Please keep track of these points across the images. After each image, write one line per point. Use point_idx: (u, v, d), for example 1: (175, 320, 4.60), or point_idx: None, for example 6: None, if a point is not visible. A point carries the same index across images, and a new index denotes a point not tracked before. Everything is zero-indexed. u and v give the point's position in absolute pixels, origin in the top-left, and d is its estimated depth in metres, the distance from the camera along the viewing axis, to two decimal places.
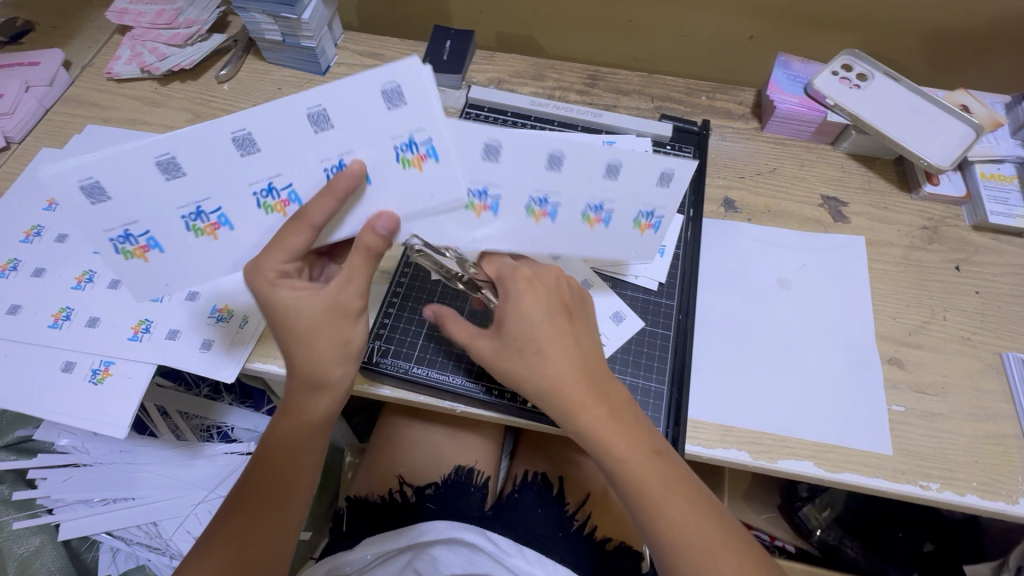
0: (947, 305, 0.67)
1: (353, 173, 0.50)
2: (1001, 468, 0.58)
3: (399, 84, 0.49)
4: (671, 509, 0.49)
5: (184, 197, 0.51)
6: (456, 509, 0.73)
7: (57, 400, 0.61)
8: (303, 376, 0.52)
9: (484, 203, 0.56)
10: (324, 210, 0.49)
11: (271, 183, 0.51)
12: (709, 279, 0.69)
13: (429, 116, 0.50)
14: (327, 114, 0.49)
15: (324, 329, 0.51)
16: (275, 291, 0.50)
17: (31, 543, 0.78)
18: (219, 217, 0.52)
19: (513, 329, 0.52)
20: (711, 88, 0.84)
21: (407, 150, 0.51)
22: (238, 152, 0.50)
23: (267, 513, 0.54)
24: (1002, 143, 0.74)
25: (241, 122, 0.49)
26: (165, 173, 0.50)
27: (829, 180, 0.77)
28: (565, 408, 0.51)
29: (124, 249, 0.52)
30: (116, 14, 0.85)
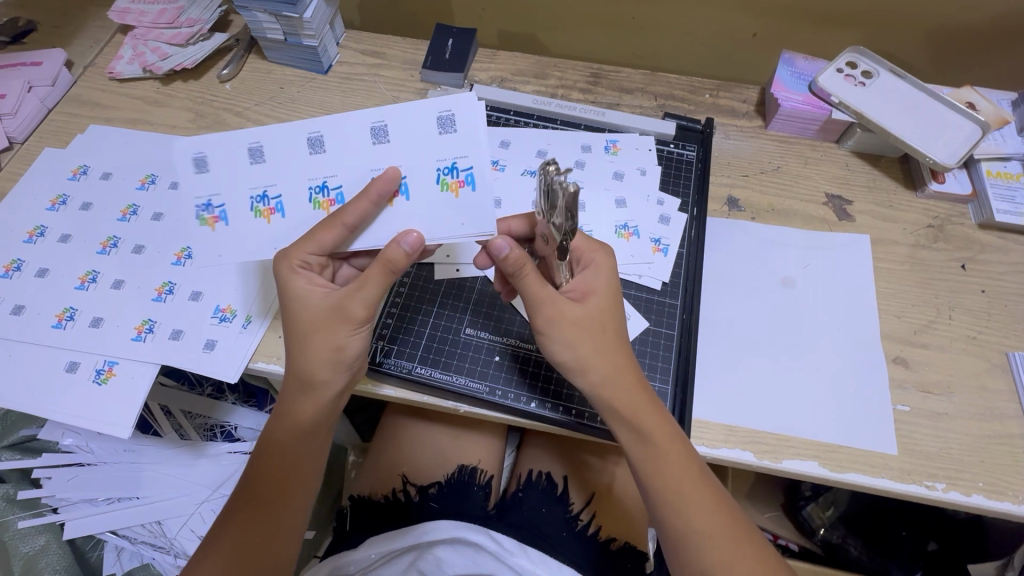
0: (953, 304, 0.67)
1: (387, 176, 0.50)
2: (1007, 468, 0.58)
3: (453, 115, 0.51)
4: (701, 503, 0.51)
5: (258, 180, 0.53)
6: (459, 509, 0.72)
7: (61, 400, 0.61)
8: (297, 371, 0.54)
9: (458, 180, 0.51)
10: (359, 212, 0.50)
11: (326, 182, 0.53)
12: (714, 278, 0.69)
13: (474, 145, 0.51)
14: (387, 130, 0.51)
15: (321, 327, 0.52)
16: (293, 278, 0.52)
17: (36, 543, 0.79)
18: (277, 203, 0.53)
19: (596, 305, 0.54)
20: (714, 86, 0.84)
21: (448, 173, 0.51)
22: (307, 151, 0.53)
23: (272, 508, 0.55)
24: (1008, 141, 0.73)
25: (319, 124, 0.52)
26: (251, 159, 0.53)
27: (834, 178, 0.76)
28: (621, 392, 0.52)
29: (201, 217, 0.54)
30: (118, 14, 0.85)
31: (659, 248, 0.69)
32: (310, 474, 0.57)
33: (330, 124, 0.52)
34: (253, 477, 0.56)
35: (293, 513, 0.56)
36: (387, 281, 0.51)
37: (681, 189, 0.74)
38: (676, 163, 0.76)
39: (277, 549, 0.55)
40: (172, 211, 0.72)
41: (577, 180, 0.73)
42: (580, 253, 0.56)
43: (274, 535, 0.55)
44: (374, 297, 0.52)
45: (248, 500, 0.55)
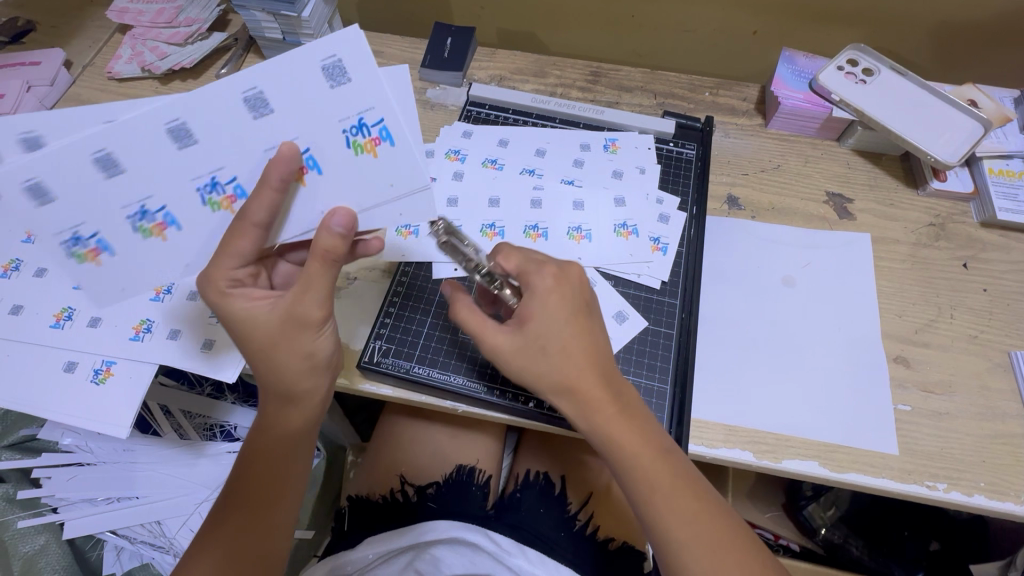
0: (955, 303, 0.67)
1: (284, 158, 0.46)
2: (1010, 468, 0.57)
3: (339, 59, 0.46)
4: (679, 508, 0.49)
5: (127, 195, 0.47)
6: (457, 509, 0.71)
7: (59, 400, 0.61)
8: (274, 388, 0.53)
9: (370, 138, 0.48)
10: (264, 206, 0.46)
11: (215, 178, 0.48)
12: (712, 277, 0.69)
13: (380, 96, 0.47)
14: (264, 97, 0.46)
15: (283, 340, 0.50)
16: (229, 302, 0.50)
17: (36, 542, 0.78)
18: (166, 217, 0.49)
19: (537, 326, 0.51)
20: (714, 84, 0.84)
21: (357, 134, 0.48)
22: (174, 145, 0.46)
23: (259, 514, 0.55)
24: (1010, 138, 0.73)
25: (174, 111, 0.45)
26: (103, 171, 0.46)
27: (835, 176, 0.76)
28: (580, 403, 0.51)
29: (76, 252, 0.49)
30: (116, 14, 0.84)
31: (658, 246, 0.69)
32: (296, 477, 0.57)
33: (189, 105, 0.45)
34: (236, 483, 0.56)
35: (281, 515, 0.57)
36: (331, 272, 0.48)
37: (680, 187, 0.74)
38: (675, 161, 0.76)
39: (265, 552, 0.55)
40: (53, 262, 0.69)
41: (576, 179, 0.73)
42: (522, 269, 0.54)
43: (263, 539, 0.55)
44: (323, 296, 0.49)
45: (233, 505, 0.55)
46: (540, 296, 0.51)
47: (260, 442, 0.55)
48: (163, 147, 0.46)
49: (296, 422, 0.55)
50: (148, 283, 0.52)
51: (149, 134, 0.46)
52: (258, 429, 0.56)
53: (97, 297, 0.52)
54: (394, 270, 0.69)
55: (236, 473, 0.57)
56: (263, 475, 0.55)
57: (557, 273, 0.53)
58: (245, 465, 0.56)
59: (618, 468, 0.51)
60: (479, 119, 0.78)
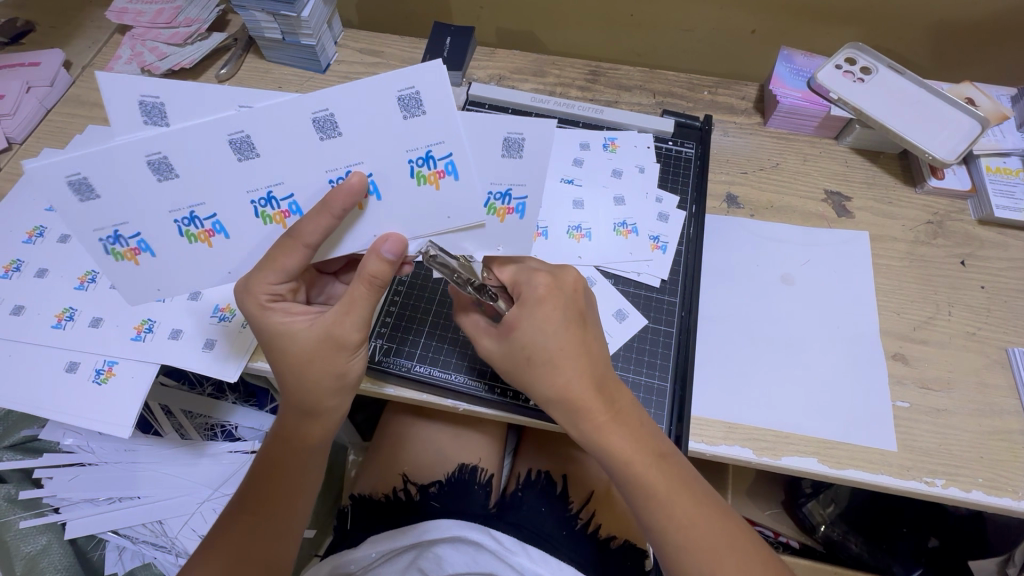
0: (952, 300, 0.67)
1: (352, 189, 0.45)
2: (1007, 464, 0.58)
3: (417, 93, 0.43)
4: (677, 513, 0.50)
5: (179, 200, 0.46)
6: (459, 509, 0.71)
7: (61, 400, 0.61)
8: (296, 403, 0.54)
9: (436, 171, 0.47)
10: (319, 228, 0.45)
11: (271, 193, 0.47)
12: (712, 275, 0.69)
13: (535, 177, 0.49)
14: (335, 121, 0.44)
15: (317, 357, 0.51)
16: (268, 315, 0.51)
17: (38, 542, 0.79)
18: (214, 225, 0.48)
19: (527, 338, 0.51)
20: (713, 83, 0.84)
21: (423, 165, 0.46)
22: (234, 156, 0.44)
23: (267, 519, 0.56)
24: (1008, 136, 0.73)
25: (240, 124, 0.43)
26: (158, 175, 0.44)
27: (833, 174, 0.76)
28: (571, 415, 0.51)
29: (115, 250, 0.48)
30: (116, 14, 0.85)
31: (658, 245, 0.69)
32: (309, 485, 0.58)
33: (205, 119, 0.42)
34: (250, 487, 0.56)
35: (292, 522, 0.57)
36: (373, 296, 0.49)
37: (679, 185, 0.74)
38: (675, 159, 0.76)
39: (274, 554, 0.56)
40: (59, 264, 0.69)
41: (575, 178, 0.73)
42: (515, 279, 0.55)
43: (274, 540, 0.56)
44: (363, 319, 0.50)
45: (245, 509, 0.56)
46: (533, 304, 0.52)
47: (277, 449, 0.56)
48: (223, 155, 0.44)
49: (314, 434, 0.55)
50: (183, 286, 0.52)
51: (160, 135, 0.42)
52: (275, 437, 0.56)
53: (132, 292, 0.52)
54: None
55: (249, 479, 0.57)
56: (276, 480, 0.56)
57: (551, 280, 0.53)
58: (257, 471, 0.57)
59: (615, 474, 0.52)
60: None
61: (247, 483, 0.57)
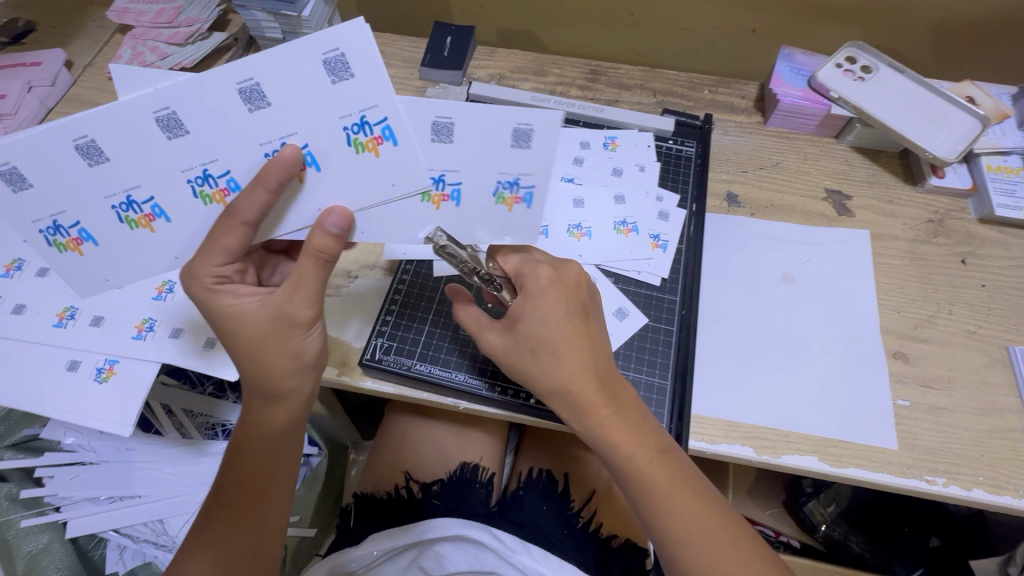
0: (953, 299, 0.67)
1: (284, 162, 0.45)
2: (1008, 463, 0.58)
3: (344, 55, 0.42)
4: (678, 508, 0.49)
5: (112, 186, 0.46)
6: (461, 506, 0.71)
7: (65, 399, 0.61)
8: (258, 389, 0.53)
9: (374, 137, 0.46)
10: (255, 205, 0.45)
11: (207, 171, 0.46)
12: (712, 273, 0.69)
13: (543, 166, 0.50)
14: (262, 90, 0.43)
15: (270, 337, 0.50)
16: (214, 298, 0.50)
17: (39, 541, 0.78)
18: (153, 209, 0.48)
19: (532, 329, 0.52)
20: (713, 82, 0.84)
21: (358, 132, 0.46)
22: (244, 107, 0.44)
23: (247, 512, 0.56)
24: (1008, 135, 0.73)
25: (165, 101, 0.43)
26: (168, 133, 0.44)
27: (833, 173, 0.76)
28: (574, 407, 0.51)
29: (56, 241, 0.49)
30: (117, 14, 0.85)
31: (659, 244, 0.69)
32: (284, 472, 0.57)
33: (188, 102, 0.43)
34: (226, 479, 0.56)
35: (272, 511, 0.57)
36: (322, 272, 0.49)
37: (679, 183, 0.74)
38: (675, 158, 0.76)
39: (257, 546, 0.56)
40: None
41: (576, 176, 0.73)
42: (520, 270, 0.55)
43: (256, 533, 0.56)
44: (312, 297, 0.50)
45: (225, 501, 0.56)
46: (537, 296, 0.53)
47: (246, 438, 0.55)
48: (235, 108, 0.44)
49: (279, 420, 0.55)
50: (126, 276, 0.53)
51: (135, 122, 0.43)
52: (244, 425, 0.56)
53: (81, 282, 0.53)
54: (395, 269, 0.69)
55: (225, 470, 0.57)
56: (253, 471, 0.56)
57: (553, 272, 0.54)
58: (232, 462, 0.56)
59: (616, 468, 0.52)
60: None
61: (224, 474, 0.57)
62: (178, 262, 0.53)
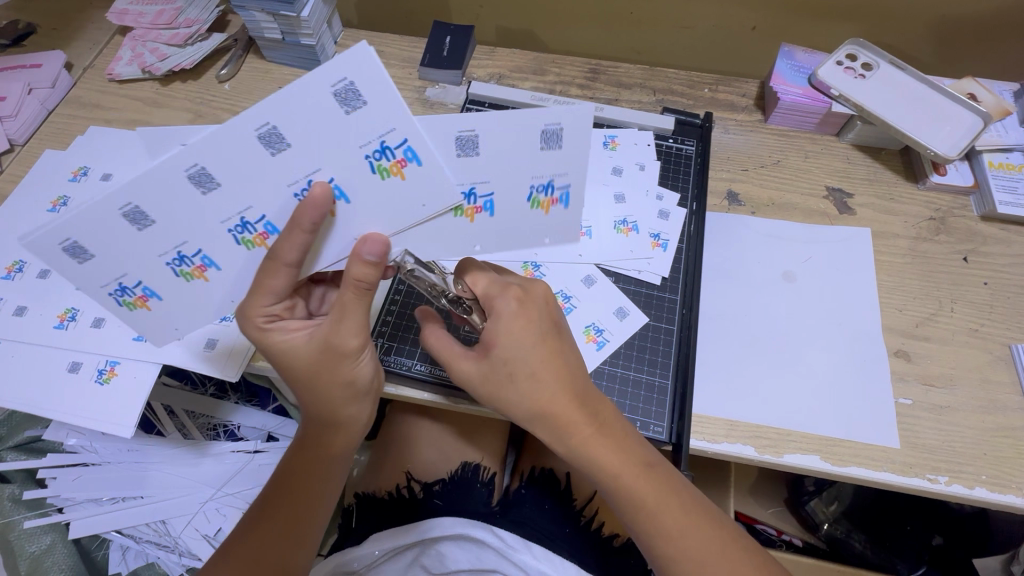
0: (955, 297, 0.67)
1: (316, 201, 0.44)
2: (1010, 461, 0.58)
3: (354, 84, 0.41)
4: (666, 523, 0.50)
5: (163, 245, 0.45)
6: (462, 506, 0.70)
7: (63, 400, 0.61)
8: (317, 414, 0.54)
9: (398, 160, 0.45)
10: (295, 247, 0.45)
11: (245, 219, 0.46)
12: (713, 273, 0.69)
13: (575, 164, 0.49)
14: (279, 132, 0.42)
15: (323, 368, 0.51)
16: (268, 336, 0.50)
17: (42, 541, 0.80)
18: (203, 259, 0.47)
19: (506, 352, 0.51)
20: (714, 80, 0.84)
21: (381, 158, 0.45)
22: (267, 152, 0.43)
23: (293, 524, 0.56)
24: (1010, 132, 0.73)
25: (194, 158, 0.41)
26: (200, 188, 0.43)
27: (834, 171, 0.76)
28: (554, 429, 0.51)
29: (124, 301, 0.49)
30: (116, 15, 0.85)
31: (659, 243, 0.69)
32: (329, 491, 0.58)
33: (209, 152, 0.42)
34: (274, 492, 0.57)
35: (316, 526, 0.58)
36: (365, 300, 0.48)
37: (680, 182, 0.74)
38: (675, 157, 0.76)
39: (299, 562, 0.56)
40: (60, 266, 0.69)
41: None
42: (487, 292, 0.55)
43: (297, 546, 0.56)
44: (358, 325, 0.50)
45: (265, 516, 0.56)
46: (505, 320, 0.52)
47: (302, 456, 0.56)
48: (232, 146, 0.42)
49: (339, 441, 0.56)
50: (193, 321, 0.53)
51: (166, 182, 0.42)
52: (299, 445, 0.57)
53: (151, 334, 0.53)
54: None
55: (272, 487, 0.58)
56: (303, 487, 0.56)
57: (522, 294, 0.54)
58: (284, 480, 0.57)
59: (604, 487, 0.51)
60: None
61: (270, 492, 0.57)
62: (234, 302, 0.53)
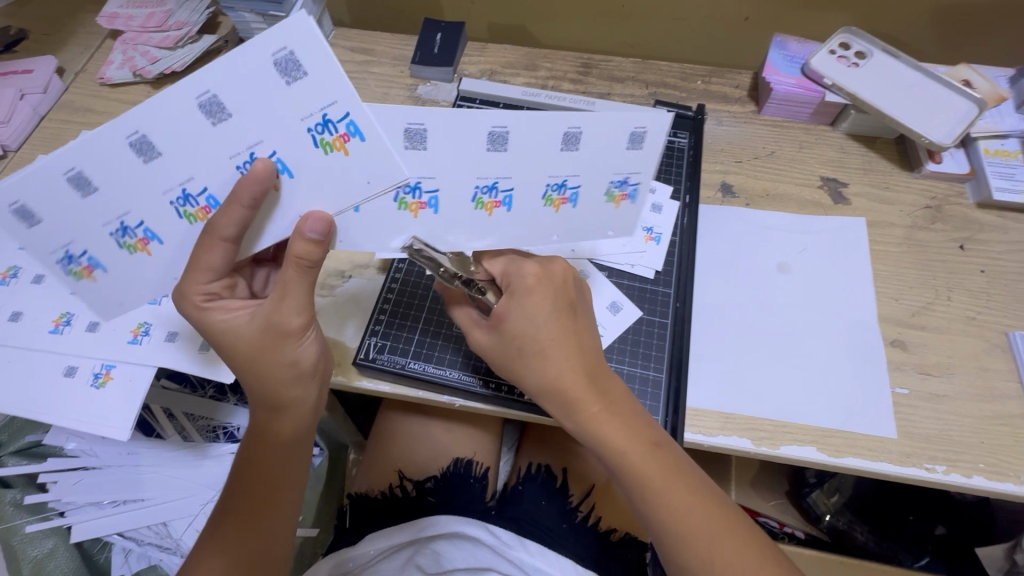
0: (952, 285, 0.66)
1: (257, 176, 0.44)
2: (1009, 449, 0.57)
3: (291, 52, 0.42)
4: (673, 502, 0.49)
5: (168, 179, 0.45)
6: (457, 503, 0.72)
7: (60, 404, 0.61)
8: (261, 399, 0.54)
9: (340, 135, 0.45)
10: (232, 221, 0.45)
11: (186, 190, 0.46)
12: (708, 265, 0.69)
13: (588, 165, 0.50)
14: (219, 100, 0.43)
15: (264, 348, 0.51)
16: (208, 316, 0.50)
17: (44, 546, 0.79)
18: (146, 232, 0.48)
19: (518, 327, 0.52)
20: (706, 72, 0.83)
21: (323, 131, 0.45)
22: (208, 122, 0.43)
23: (256, 516, 0.56)
24: (1006, 118, 0.72)
25: (203, 83, 0.42)
26: (141, 155, 0.44)
27: (829, 161, 0.75)
28: (563, 404, 0.51)
29: (72, 270, 0.49)
30: (107, 19, 0.85)
31: (652, 237, 0.69)
32: (290, 482, 0.58)
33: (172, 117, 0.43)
34: (235, 488, 0.57)
35: (282, 517, 0.57)
36: (306, 278, 0.48)
37: (674, 176, 0.74)
38: (667, 150, 0.76)
39: (271, 556, 0.57)
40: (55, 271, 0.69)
41: None
42: (505, 271, 0.56)
43: (267, 537, 0.56)
44: (299, 303, 0.50)
45: (233, 509, 0.56)
46: (522, 296, 0.53)
47: (254, 447, 0.56)
48: (194, 122, 0.43)
49: (286, 429, 0.55)
50: (140, 299, 0.53)
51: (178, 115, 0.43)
52: (252, 437, 0.56)
53: (160, 285, 0.52)
54: (389, 268, 0.69)
55: (233, 480, 0.57)
56: (258, 479, 0.56)
57: (540, 271, 0.54)
58: (240, 472, 0.57)
59: (611, 464, 0.51)
60: None
61: (233, 480, 0.57)
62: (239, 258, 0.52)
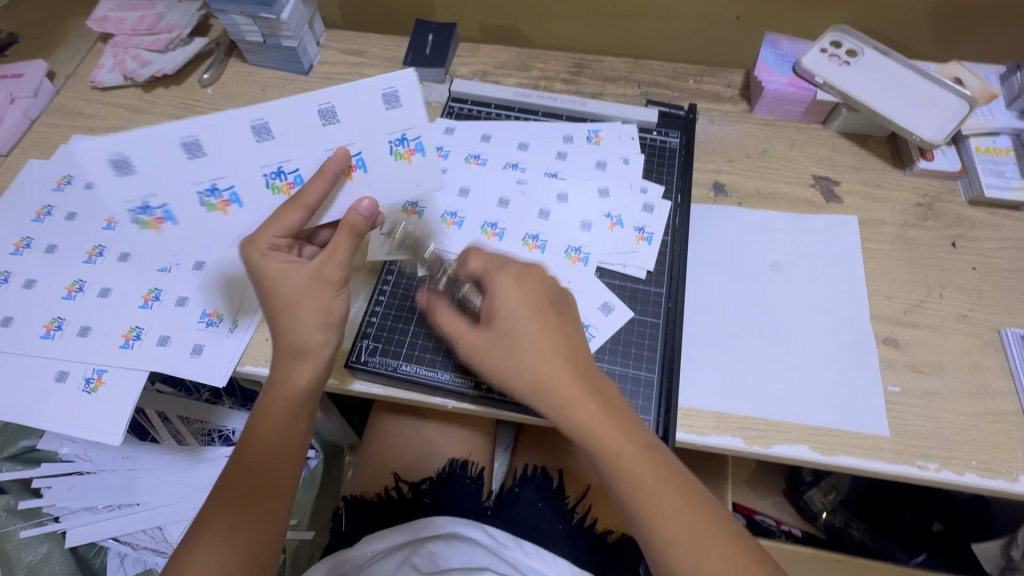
0: (944, 282, 0.66)
1: (341, 158, 0.53)
2: (1001, 446, 0.57)
3: (396, 90, 0.53)
4: (664, 503, 0.49)
5: (270, 156, 0.53)
6: (453, 504, 0.72)
7: (51, 409, 0.61)
8: (286, 348, 0.53)
9: (408, 149, 0.56)
10: (318, 193, 0.52)
11: (281, 167, 0.54)
12: (700, 265, 0.69)
13: (513, 219, 0.69)
14: (334, 110, 0.52)
15: (306, 295, 0.52)
16: (264, 262, 0.52)
17: (38, 551, 0.78)
18: (231, 195, 0.54)
19: (494, 331, 0.52)
20: (698, 72, 0.83)
21: (399, 144, 0.55)
22: (319, 122, 0.53)
23: (253, 506, 0.52)
24: (997, 115, 0.72)
25: (329, 95, 0.51)
26: (257, 136, 0.52)
27: (821, 160, 0.75)
28: (556, 406, 0.51)
29: (141, 219, 0.54)
30: (96, 22, 0.84)
31: (644, 236, 0.69)
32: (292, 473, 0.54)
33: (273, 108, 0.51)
34: (230, 478, 0.53)
35: (281, 509, 0.53)
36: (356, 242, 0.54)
37: (665, 175, 0.73)
38: (659, 150, 0.75)
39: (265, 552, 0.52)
40: (46, 276, 0.69)
41: (559, 170, 0.72)
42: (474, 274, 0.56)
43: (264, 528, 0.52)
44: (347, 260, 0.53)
45: (226, 497, 0.52)
46: (498, 297, 0.53)
47: (261, 437, 0.53)
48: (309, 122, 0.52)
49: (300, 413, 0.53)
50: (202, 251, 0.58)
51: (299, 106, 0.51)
52: (260, 424, 0.54)
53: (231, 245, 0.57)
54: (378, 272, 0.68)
55: (230, 472, 0.53)
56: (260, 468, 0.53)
57: (512, 272, 0.54)
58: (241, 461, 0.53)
59: (600, 466, 0.51)
60: (462, 115, 0.78)
61: (240, 447, 0.54)
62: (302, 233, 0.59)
